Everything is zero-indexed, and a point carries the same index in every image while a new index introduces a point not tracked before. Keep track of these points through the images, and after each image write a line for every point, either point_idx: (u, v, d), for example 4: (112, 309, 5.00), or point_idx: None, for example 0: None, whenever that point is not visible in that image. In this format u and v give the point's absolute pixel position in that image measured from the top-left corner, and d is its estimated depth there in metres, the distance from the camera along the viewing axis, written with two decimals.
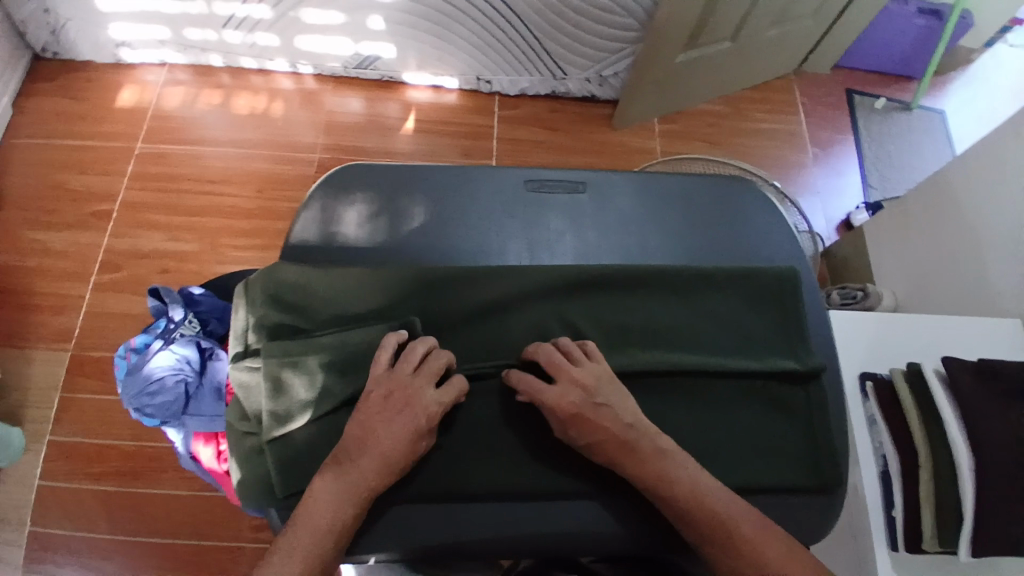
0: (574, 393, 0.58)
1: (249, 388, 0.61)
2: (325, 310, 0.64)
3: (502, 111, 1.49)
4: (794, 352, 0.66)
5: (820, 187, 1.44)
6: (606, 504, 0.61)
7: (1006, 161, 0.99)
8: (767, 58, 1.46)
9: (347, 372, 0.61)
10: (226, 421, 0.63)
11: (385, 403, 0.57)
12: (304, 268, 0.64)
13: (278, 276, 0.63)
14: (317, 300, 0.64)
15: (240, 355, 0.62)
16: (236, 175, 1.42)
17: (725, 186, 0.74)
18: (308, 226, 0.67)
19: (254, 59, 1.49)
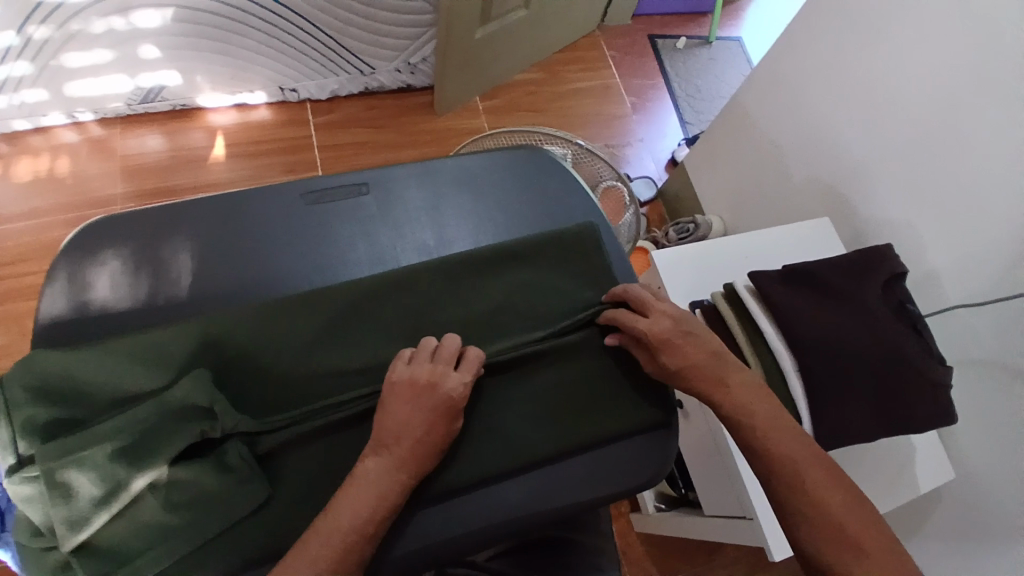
0: (665, 321, 0.62)
1: (33, 504, 0.49)
2: (108, 391, 0.54)
3: (317, 118, 1.43)
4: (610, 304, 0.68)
5: (643, 132, 1.50)
6: (445, 508, 0.58)
7: (786, 77, 1.06)
8: (567, 18, 1.48)
9: (150, 452, 0.52)
10: (14, 545, 0.51)
11: (410, 389, 0.55)
12: (60, 350, 0.55)
13: (37, 365, 0.53)
14: (94, 382, 0.54)
15: (10, 469, 0.49)
16: (36, 250, 1.27)
17: (509, 159, 0.74)
18: (54, 302, 0.59)
19: (28, 119, 1.32)
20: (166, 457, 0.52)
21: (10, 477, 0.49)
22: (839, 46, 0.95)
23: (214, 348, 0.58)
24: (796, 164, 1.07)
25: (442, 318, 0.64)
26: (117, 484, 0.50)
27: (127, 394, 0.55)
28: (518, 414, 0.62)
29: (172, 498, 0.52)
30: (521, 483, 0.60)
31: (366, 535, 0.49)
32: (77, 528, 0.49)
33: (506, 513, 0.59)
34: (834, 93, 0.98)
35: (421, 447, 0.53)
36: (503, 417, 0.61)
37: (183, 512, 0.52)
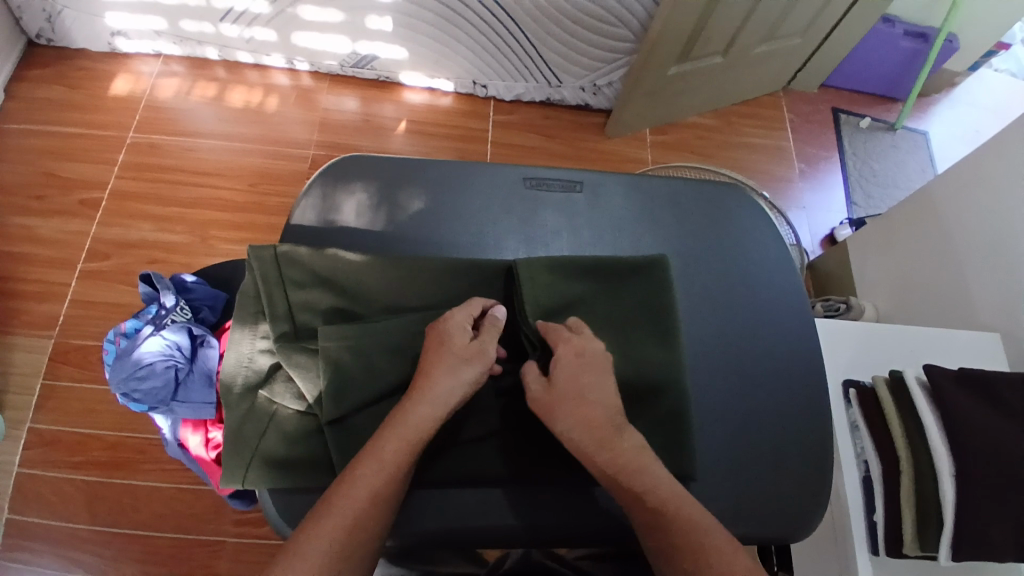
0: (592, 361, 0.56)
1: (302, 369, 0.59)
2: (377, 298, 0.64)
3: (497, 115, 1.54)
4: (810, 362, 0.69)
5: (807, 201, 1.48)
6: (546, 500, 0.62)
7: (987, 179, 1.02)
8: (756, 73, 1.50)
9: (407, 355, 0.60)
10: (264, 401, 0.60)
11: (438, 345, 0.56)
12: (344, 251, 0.65)
13: (325, 258, 0.63)
14: (368, 287, 0.64)
15: (288, 335, 0.61)
16: (227, 168, 1.44)
17: (715, 192, 0.77)
18: (309, 215, 0.68)
19: (250, 54, 1.52)
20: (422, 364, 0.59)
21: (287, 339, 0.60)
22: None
23: (468, 289, 0.66)
24: (977, 273, 1.02)
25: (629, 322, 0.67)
26: (381, 375, 0.59)
27: (394, 306, 0.64)
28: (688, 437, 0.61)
29: None
30: None
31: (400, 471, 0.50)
32: (345, 403, 0.58)
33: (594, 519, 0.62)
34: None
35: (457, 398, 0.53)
36: (676, 437, 0.60)
37: None
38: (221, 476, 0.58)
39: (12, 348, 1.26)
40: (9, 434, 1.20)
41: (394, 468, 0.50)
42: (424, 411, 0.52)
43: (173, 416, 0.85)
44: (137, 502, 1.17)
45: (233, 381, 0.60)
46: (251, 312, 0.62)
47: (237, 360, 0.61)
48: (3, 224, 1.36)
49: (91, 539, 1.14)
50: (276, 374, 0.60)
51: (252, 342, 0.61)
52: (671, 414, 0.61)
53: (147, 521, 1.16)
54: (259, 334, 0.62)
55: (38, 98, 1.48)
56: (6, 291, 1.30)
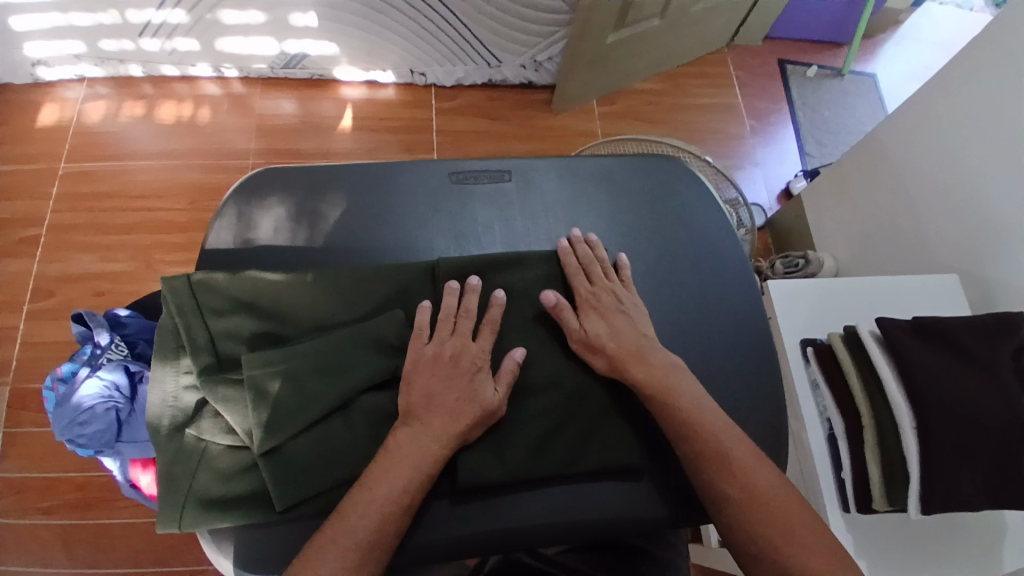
0: (605, 296, 0.63)
1: (229, 403, 0.56)
2: (299, 316, 0.61)
3: (440, 102, 1.49)
4: (758, 330, 0.67)
5: (760, 157, 1.47)
6: (552, 495, 0.59)
7: (934, 117, 0.99)
8: (697, 32, 1.48)
9: (335, 375, 0.57)
10: (192, 441, 0.57)
11: (434, 364, 0.57)
12: (259, 271, 0.61)
13: (240, 282, 0.60)
14: (290, 305, 0.61)
15: (212, 369, 0.57)
16: (167, 188, 1.38)
17: (649, 164, 0.74)
18: (222, 238, 0.65)
19: (176, 66, 1.46)
20: (354, 381, 0.57)
21: (207, 375, 0.56)
22: (994, 87, 0.90)
23: (398, 297, 0.62)
24: (931, 216, 1.00)
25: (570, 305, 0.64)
26: (311, 399, 0.56)
27: (320, 324, 0.61)
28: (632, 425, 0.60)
29: (358, 422, 0.57)
30: (613, 486, 0.60)
31: (403, 505, 0.51)
32: (276, 433, 0.55)
33: (621, 504, 0.60)
34: (976, 140, 0.92)
35: (458, 416, 0.54)
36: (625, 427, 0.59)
37: (367, 435, 0.57)
38: (156, 524, 0.55)
39: None
40: None
41: (396, 506, 0.50)
42: (425, 446, 0.53)
43: (120, 458, 0.81)
44: (112, 542, 1.14)
45: (159, 423, 0.57)
46: (171, 347, 0.59)
47: (160, 399, 0.57)
48: None
49: None
50: (204, 411, 0.57)
51: (175, 380, 0.58)
52: (608, 405, 0.60)
53: (126, 559, 1.13)
54: (183, 369, 0.59)
55: None
56: None
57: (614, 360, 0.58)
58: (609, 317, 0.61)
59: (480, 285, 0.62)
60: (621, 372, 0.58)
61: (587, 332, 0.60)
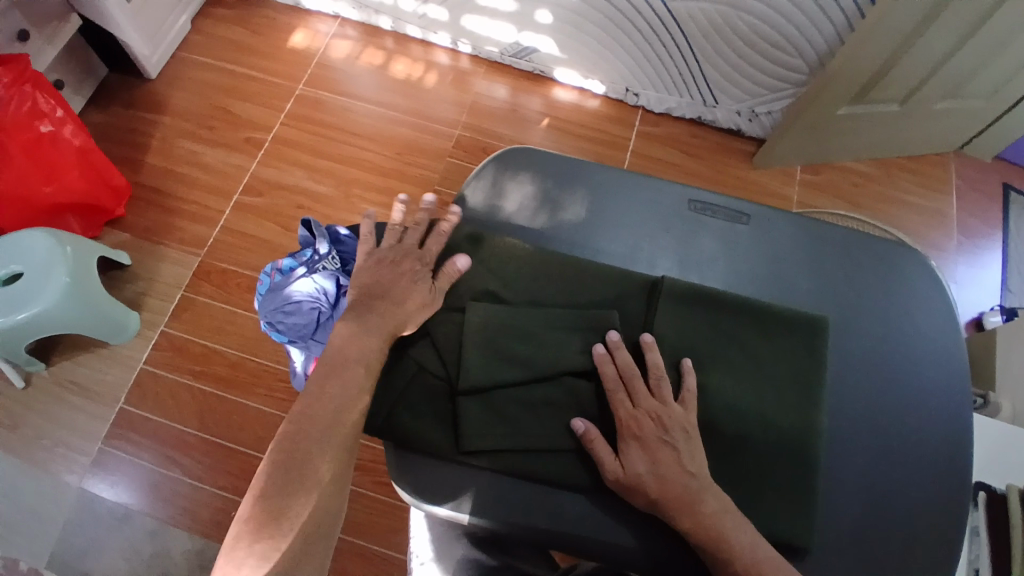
0: (648, 423, 0.58)
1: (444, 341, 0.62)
2: (524, 287, 0.66)
3: (643, 125, 1.52)
4: (964, 457, 0.64)
5: (958, 276, 1.37)
6: (627, 518, 0.60)
7: None
8: (928, 129, 1.40)
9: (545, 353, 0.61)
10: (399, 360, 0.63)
11: (377, 267, 0.68)
12: (501, 237, 0.67)
13: (482, 241, 0.66)
14: (518, 274, 0.66)
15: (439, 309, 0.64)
16: (377, 134, 1.52)
17: (890, 249, 0.72)
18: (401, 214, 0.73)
19: (420, 29, 1.60)
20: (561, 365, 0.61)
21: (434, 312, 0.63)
22: None
23: (615, 297, 0.65)
24: None
25: (779, 362, 0.63)
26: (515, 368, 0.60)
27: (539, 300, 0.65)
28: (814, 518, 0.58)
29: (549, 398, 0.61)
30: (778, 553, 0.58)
31: None
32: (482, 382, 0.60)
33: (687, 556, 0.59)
34: None
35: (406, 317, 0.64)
36: (806, 507, 0.58)
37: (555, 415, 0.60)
38: None
39: (160, 258, 1.41)
40: (145, 334, 1.34)
41: None
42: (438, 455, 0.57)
43: (307, 351, 0.93)
44: (241, 423, 1.27)
45: None
46: (409, 277, 0.66)
47: None
48: (173, 146, 1.52)
49: (193, 445, 1.25)
50: (422, 341, 0.64)
51: (406, 305, 0.65)
52: (800, 488, 0.58)
53: (249, 442, 1.26)
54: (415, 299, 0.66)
55: (227, 39, 1.64)
56: (167, 206, 1.45)
57: (654, 497, 0.56)
58: (651, 451, 0.57)
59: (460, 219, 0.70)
60: (662, 509, 0.56)
61: (627, 472, 0.56)
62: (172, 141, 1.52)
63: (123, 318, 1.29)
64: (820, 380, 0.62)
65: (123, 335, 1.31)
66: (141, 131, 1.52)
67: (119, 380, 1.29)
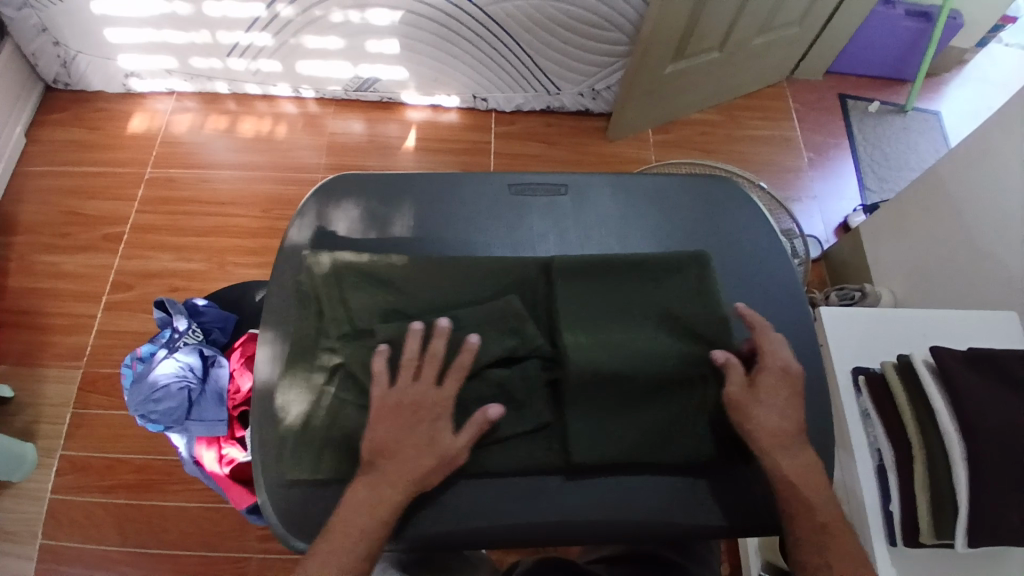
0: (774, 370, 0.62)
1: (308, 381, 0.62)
2: (365, 300, 0.64)
3: (499, 127, 1.55)
4: (812, 351, 0.68)
5: (817, 191, 1.47)
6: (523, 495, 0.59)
7: (974, 158, 1.02)
8: (755, 67, 1.50)
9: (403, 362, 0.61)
10: (272, 409, 0.63)
11: (395, 411, 0.59)
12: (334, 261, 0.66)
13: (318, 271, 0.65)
14: (357, 290, 0.64)
15: (297, 350, 0.64)
16: (242, 196, 1.49)
17: (702, 182, 0.76)
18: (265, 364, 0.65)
19: (258, 85, 1.58)
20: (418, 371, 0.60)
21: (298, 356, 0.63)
22: None
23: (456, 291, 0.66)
24: (994, 254, 0.97)
25: (631, 307, 0.64)
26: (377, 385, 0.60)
27: (388, 309, 0.64)
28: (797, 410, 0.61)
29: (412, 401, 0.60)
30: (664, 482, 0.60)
31: None
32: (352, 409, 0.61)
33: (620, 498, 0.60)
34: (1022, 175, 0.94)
35: (416, 458, 0.57)
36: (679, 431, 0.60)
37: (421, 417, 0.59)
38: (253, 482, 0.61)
39: (39, 381, 1.31)
40: (40, 464, 1.24)
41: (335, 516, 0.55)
42: (381, 496, 0.56)
43: (187, 435, 0.86)
44: (167, 525, 1.19)
45: (264, 388, 0.64)
46: (268, 328, 0.66)
47: (268, 375, 0.64)
48: (28, 263, 1.43)
49: (120, 563, 1.16)
50: (285, 384, 0.63)
51: (272, 354, 0.65)
52: (673, 416, 0.61)
53: (177, 543, 1.18)
54: (277, 347, 0.65)
55: (61, 141, 1.57)
56: (34, 326, 1.36)
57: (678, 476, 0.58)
58: (772, 394, 0.61)
59: (449, 329, 0.62)
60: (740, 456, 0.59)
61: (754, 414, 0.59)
62: (26, 258, 1.43)
63: (21, 450, 1.19)
64: (673, 309, 0.64)
65: (26, 467, 1.20)
66: None
67: (22, 520, 1.19)
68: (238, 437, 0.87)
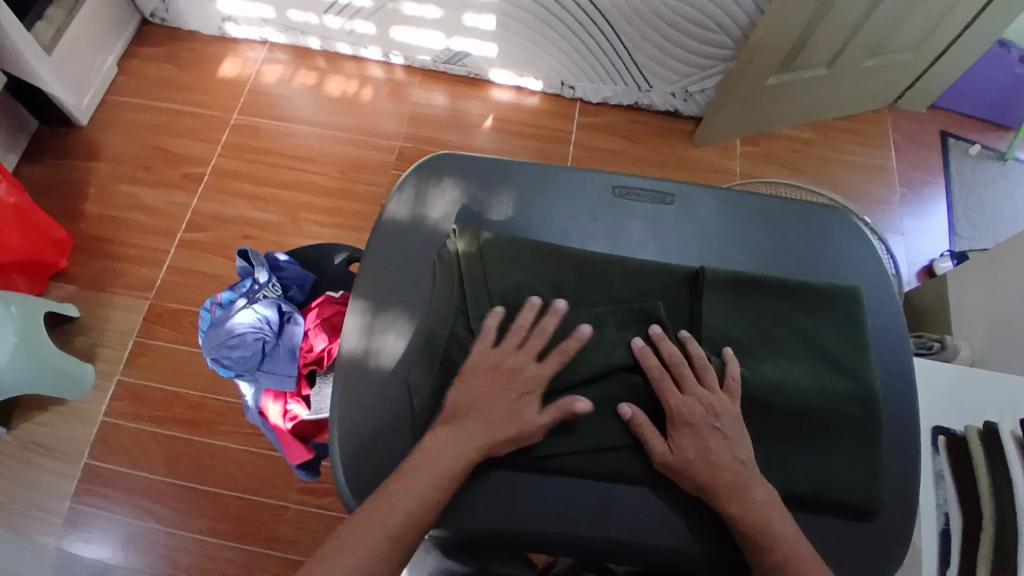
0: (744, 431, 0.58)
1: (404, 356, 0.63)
2: (474, 283, 0.64)
3: (582, 117, 1.53)
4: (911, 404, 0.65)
5: (906, 228, 1.40)
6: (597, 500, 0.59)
7: None
8: (859, 89, 1.43)
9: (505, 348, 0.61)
10: (362, 376, 0.63)
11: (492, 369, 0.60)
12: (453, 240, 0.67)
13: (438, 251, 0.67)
14: (469, 270, 0.65)
15: (400, 322, 0.65)
16: (319, 154, 1.50)
17: (813, 209, 0.73)
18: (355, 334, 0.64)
19: (349, 45, 1.59)
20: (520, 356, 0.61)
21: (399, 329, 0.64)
22: None
23: (549, 288, 0.65)
24: None
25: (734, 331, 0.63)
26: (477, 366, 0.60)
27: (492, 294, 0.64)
28: (876, 463, 0.59)
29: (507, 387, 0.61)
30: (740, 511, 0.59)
31: None
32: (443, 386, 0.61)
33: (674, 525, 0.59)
34: None
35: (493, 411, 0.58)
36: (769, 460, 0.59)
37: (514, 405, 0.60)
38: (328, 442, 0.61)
39: (110, 307, 1.36)
40: (101, 386, 1.29)
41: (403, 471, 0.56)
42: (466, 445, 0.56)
43: (256, 385, 0.88)
44: (213, 465, 1.24)
45: (350, 354, 0.63)
46: (365, 296, 0.66)
47: (358, 343, 0.64)
48: (111, 191, 1.48)
49: (165, 492, 1.21)
50: (380, 354, 0.63)
51: (365, 322, 0.65)
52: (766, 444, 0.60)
53: (220, 483, 1.22)
54: (370, 316, 0.65)
55: (155, 76, 1.61)
56: (111, 254, 1.41)
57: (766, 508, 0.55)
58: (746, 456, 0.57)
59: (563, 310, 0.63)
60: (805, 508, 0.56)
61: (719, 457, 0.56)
62: (109, 186, 1.48)
63: (79, 370, 1.25)
64: (778, 339, 0.63)
65: (79, 391, 1.26)
66: (76, 180, 1.48)
67: (81, 436, 1.25)
68: (303, 395, 0.88)
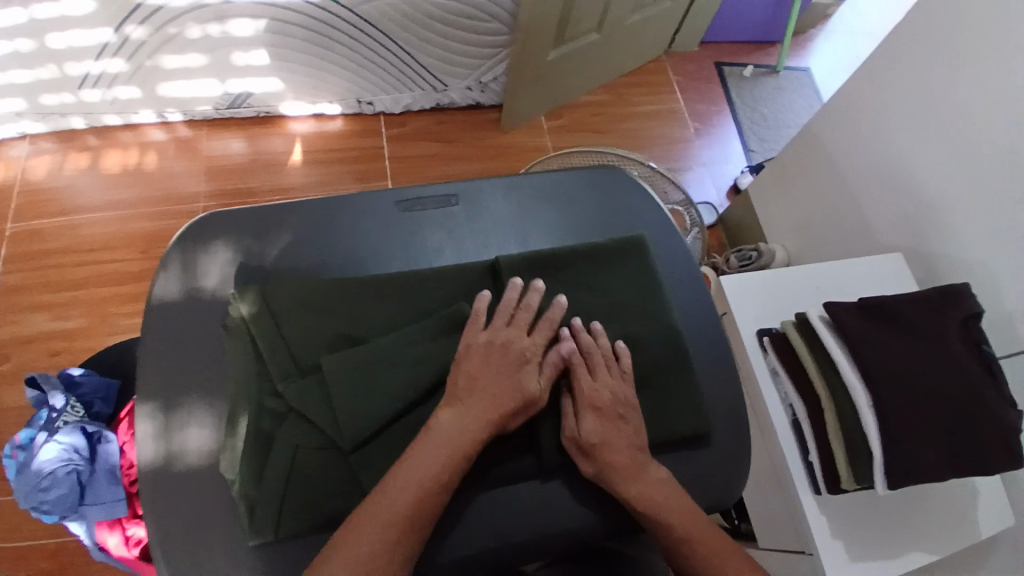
0: (607, 395, 0.59)
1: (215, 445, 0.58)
2: (265, 344, 0.59)
3: (390, 130, 1.50)
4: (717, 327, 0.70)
5: (706, 158, 1.52)
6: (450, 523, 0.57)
7: (844, 115, 1.08)
8: (634, 43, 1.53)
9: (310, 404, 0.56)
10: (168, 483, 0.57)
11: (487, 351, 0.58)
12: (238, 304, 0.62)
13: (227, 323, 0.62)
14: (259, 332, 0.60)
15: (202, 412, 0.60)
16: (118, 240, 1.36)
17: (590, 173, 0.76)
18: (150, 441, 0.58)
19: (118, 115, 1.44)
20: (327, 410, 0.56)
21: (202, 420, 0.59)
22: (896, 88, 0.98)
23: (350, 323, 0.61)
24: (875, 206, 1.04)
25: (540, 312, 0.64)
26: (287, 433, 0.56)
27: (288, 350, 0.59)
28: (697, 392, 0.63)
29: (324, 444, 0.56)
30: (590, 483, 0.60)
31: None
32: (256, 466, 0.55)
33: (531, 516, 0.58)
34: (889, 126, 1.00)
35: (487, 396, 0.56)
36: None
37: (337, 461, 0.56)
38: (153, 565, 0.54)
39: None
40: None
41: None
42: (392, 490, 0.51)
43: (85, 521, 0.78)
44: None
45: (152, 464, 0.57)
46: (155, 395, 0.60)
47: (157, 449, 0.57)
48: None
49: None
50: (186, 451, 0.58)
51: (160, 424, 0.59)
52: None
53: None
54: (166, 415, 0.59)
55: None
56: None
57: (604, 465, 0.56)
58: (607, 423, 0.57)
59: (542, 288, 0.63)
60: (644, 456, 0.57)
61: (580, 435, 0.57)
62: None
63: None
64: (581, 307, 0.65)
65: None
66: None
67: None
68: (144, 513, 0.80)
